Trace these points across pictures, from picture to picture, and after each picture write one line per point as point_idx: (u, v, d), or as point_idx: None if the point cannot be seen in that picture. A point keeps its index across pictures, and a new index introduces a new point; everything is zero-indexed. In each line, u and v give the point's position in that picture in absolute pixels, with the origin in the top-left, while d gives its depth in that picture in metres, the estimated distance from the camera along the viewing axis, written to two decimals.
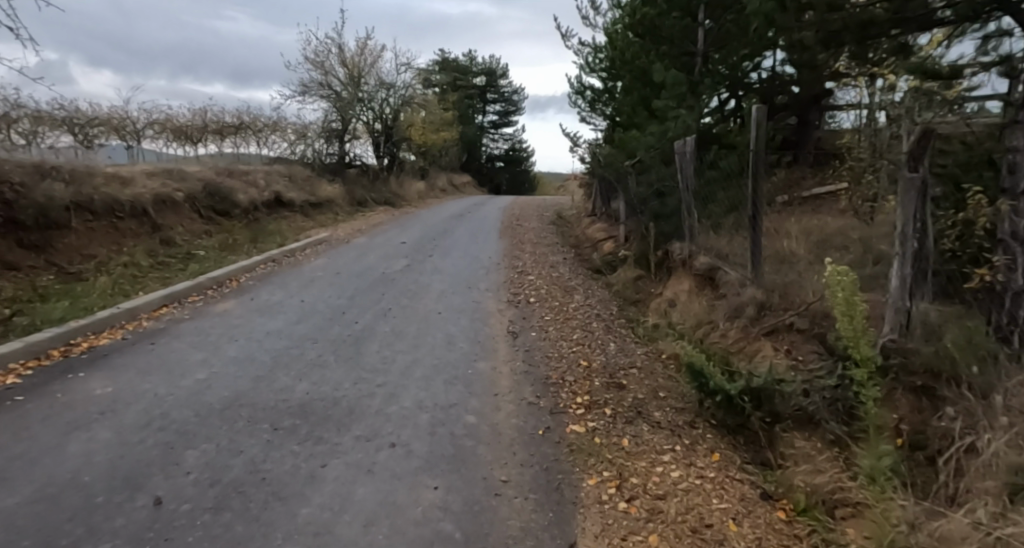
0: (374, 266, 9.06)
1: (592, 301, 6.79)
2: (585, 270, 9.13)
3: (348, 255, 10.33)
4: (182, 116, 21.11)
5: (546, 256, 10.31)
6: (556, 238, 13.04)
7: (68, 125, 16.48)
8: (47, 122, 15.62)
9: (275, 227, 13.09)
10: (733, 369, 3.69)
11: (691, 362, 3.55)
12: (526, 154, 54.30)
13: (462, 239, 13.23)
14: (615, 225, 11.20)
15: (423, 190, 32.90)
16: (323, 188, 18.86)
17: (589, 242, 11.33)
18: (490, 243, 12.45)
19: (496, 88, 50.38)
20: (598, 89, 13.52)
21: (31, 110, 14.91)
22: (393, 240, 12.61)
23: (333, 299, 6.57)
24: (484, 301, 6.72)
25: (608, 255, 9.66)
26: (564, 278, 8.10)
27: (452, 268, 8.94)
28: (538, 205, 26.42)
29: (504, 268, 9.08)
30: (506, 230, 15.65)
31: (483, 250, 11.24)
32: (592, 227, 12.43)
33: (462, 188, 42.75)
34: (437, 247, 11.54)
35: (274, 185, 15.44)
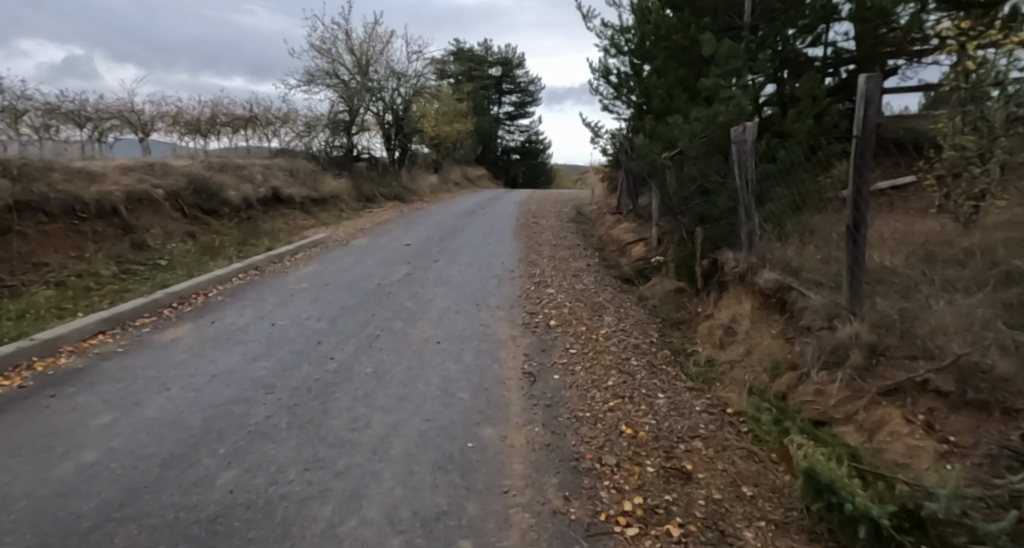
0: (370, 275, 7.89)
1: (627, 325, 5.56)
2: (612, 280, 7.89)
3: (343, 260, 9.18)
4: (189, 108, 20.38)
5: (567, 262, 9.07)
6: (577, 239, 11.79)
7: (71, 118, 15.86)
8: (53, 116, 15.08)
9: (270, 227, 12.12)
10: (873, 477, 2.41)
11: (817, 474, 2.30)
12: (543, 145, 52.78)
13: (473, 240, 12.03)
14: (645, 226, 9.90)
15: (436, 184, 31.79)
16: (328, 183, 17.94)
17: (615, 244, 10.08)
18: (503, 245, 11.23)
19: (512, 78, 48.91)
20: (626, 70, 12.10)
21: (39, 104, 14.41)
22: (397, 241, 11.47)
23: (311, 323, 5.42)
24: (494, 325, 5.51)
25: (639, 261, 8.41)
26: (590, 293, 6.87)
27: (458, 278, 7.75)
28: (554, 200, 25.14)
29: (518, 277, 7.86)
30: (521, 229, 14.40)
31: (496, 254, 10.02)
32: (616, 228, 11.16)
33: (477, 181, 41.57)
34: (444, 250, 10.35)
35: (272, 179, 14.50)
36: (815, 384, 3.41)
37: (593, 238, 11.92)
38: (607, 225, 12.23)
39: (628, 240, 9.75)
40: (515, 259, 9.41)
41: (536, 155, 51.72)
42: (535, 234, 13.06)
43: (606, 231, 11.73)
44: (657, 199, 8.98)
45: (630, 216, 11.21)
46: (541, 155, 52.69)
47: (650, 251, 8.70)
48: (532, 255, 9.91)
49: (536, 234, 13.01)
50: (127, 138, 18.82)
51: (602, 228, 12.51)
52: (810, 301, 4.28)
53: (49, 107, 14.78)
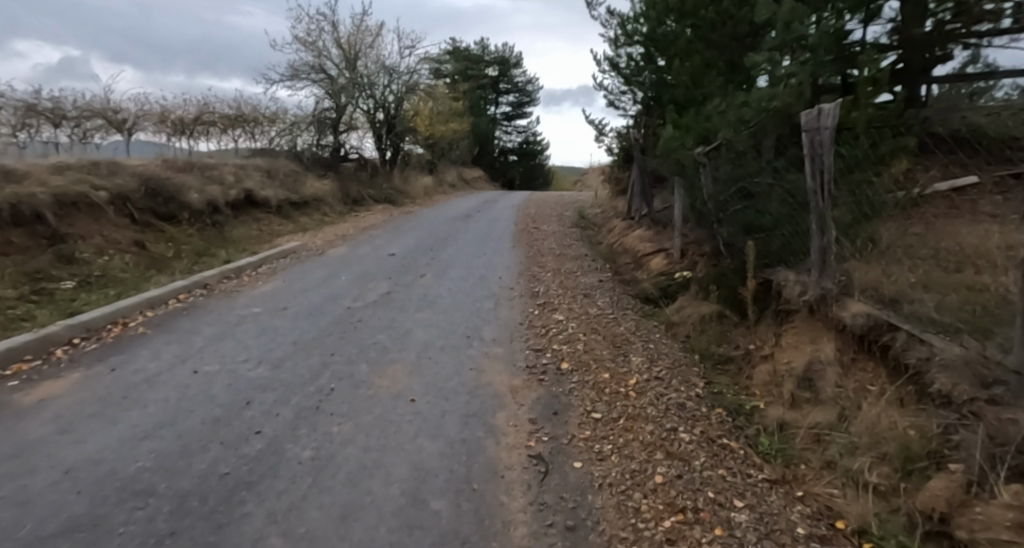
0: (341, 296, 6.61)
1: (661, 368, 4.31)
2: (630, 301, 6.62)
3: (312, 275, 7.89)
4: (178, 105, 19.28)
5: (574, 277, 7.81)
6: (584, 248, 10.53)
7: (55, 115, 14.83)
8: (30, 112, 14.05)
9: (237, 235, 10.88)
10: None
11: None
12: (541, 146, 51.50)
13: (467, 249, 10.77)
14: (665, 236, 8.65)
15: (430, 186, 30.59)
16: (311, 186, 16.72)
17: (630, 256, 8.83)
18: (501, 254, 9.97)
19: (509, 77, 47.75)
20: (640, 57, 10.75)
21: (12, 100, 13.35)
22: (380, 251, 10.19)
23: (248, 369, 4.13)
24: (489, 373, 4.23)
25: (664, 278, 7.14)
26: (607, 320, 5.60)
27: (447, 300, 6.48)
28: (552, 203, 23.95)
29: (519, 299, 6.58)
30: (520, 236, 13.13)
31: (493, 266, 8.76)
32: (628, 236, 9.90)
33: (473, 182, 40.37)
34: (432, 262, 9.09)
35: (246, 181, 13.27)
36: (999, 506, 2.13)
37: (602, 247, 10.67)
38: (616, 233, 10.99)
39: (644, 251, 8.49)
40: (514, 274, 8.14)
41: (533, 157, 50.42)
42: (535, 242, 11.79)
43: (616, 239, 10.48)
44: (682, 203, 7.73)
45: (645, 222, 9.97)
46: (539, 157, 51.47)
47: (675, 267, 7.45)
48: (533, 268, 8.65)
49: (536, 242, 11.74)
50: (112, 138, 17.64)
51: (611, 236, 11.27)
52: (937, 352, 3.00)
53: (23, 105, 13.72)
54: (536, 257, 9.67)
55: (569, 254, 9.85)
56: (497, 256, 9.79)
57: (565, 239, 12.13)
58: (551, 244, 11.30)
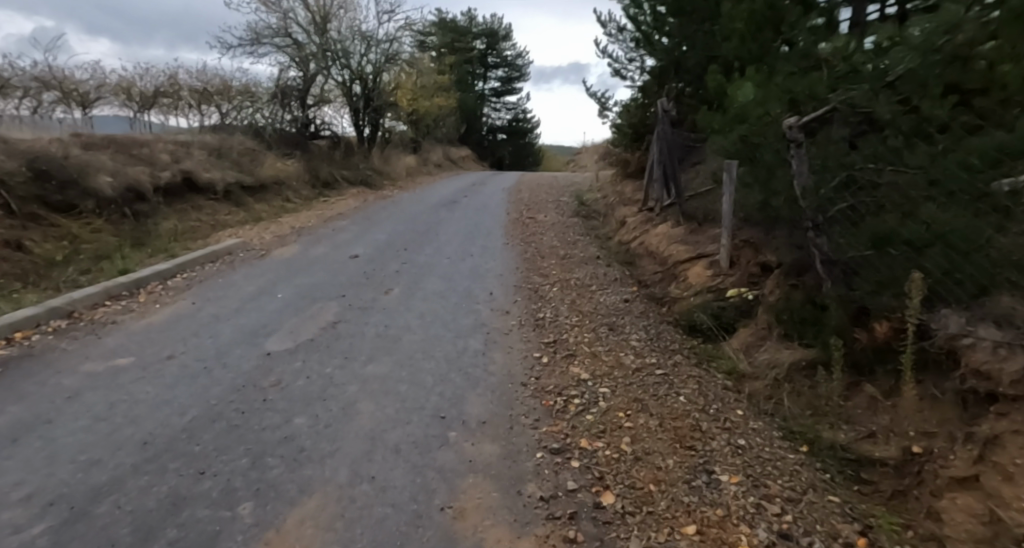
0: (266, 332, 4.63)
1: (779, 506, 2.43)
2: (674, 338, 4.75)
3: (240, 291, 5.90)
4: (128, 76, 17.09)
5: (589, 295, 5.93)
6: (593, 248, 8.66)
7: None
8: None
9: (163, 230, 8.90)
10: None
11: None
12: (531, 124, 49.09)
13: (448, 248, 8.83)
14: (701, 236, 6.79)
15: (413, 166, 28.41)
16: (272, 168, 14.67)
17: (657, 262, 6.96)
18: (491, 257, 8.03)
19: (497, 51, 45.20)
20: (661, 9, 8.78)
21: None
22: (341, 253, 8.20)
23: (15, 526, 2.18)
24: (475, 525, 2.32)
25: (717, 301, 5.34)
26: (655, 381, 3.72)
27: (416, 340, 4.55)
28: (546, 186, 22.01)
29: (519, 339, 4.66)
30: (514, 228, 11.18)
31: (482, 277, 6.82)
32: (648, 235, 8.05)
33: (460, 162, 38.15)
34: (405, 270, 7.12)
35: (185, 161, 11.20)
36: None
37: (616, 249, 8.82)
38: (631, 230, 9.14)
39: (675, 257, 6.64)
40: (508, 291, 6.22)
41: (523, 135, 48.12)
42: (532, 238, 9.89)
43: (631, 238, 8.64)
44: (731, 200, 5.88)
45: (669, 218, 8.10)
46: (529, 136, 49.20)
47: (725, 287, 5.62)
48: (533, 280, 6.75)
49: (533, 238, 9.83)
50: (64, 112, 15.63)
51: (623, 233, 9.41)
52: None
53: None
54: (534, 261, 7.76)
55: (577, 256, 7.98)
56: (486, 260, 7.84)
57: (568, 234, 10.25)
58: (552, 241, 9.41)
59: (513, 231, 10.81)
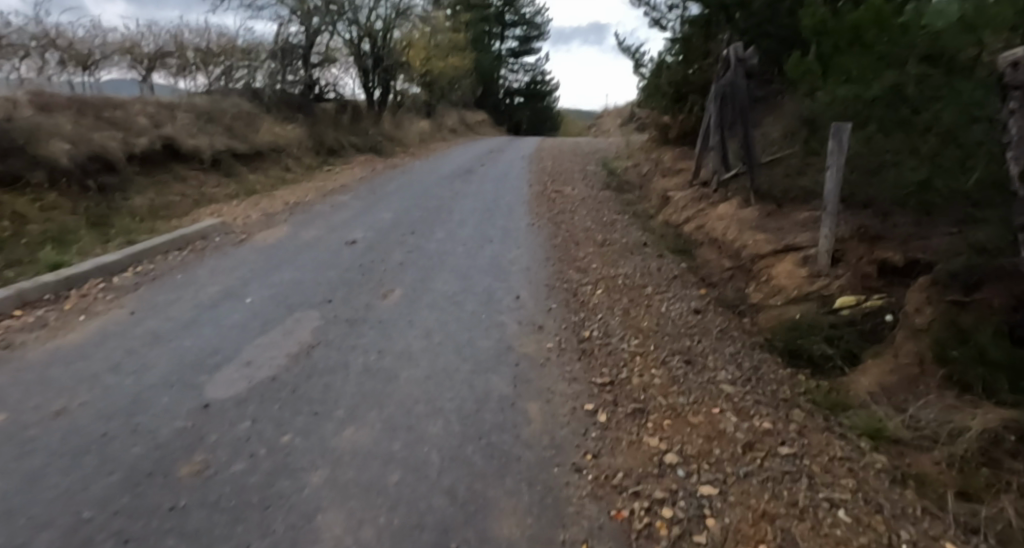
0: (214, 363, 3.39)
1: None
2: (777, 374, 3.39)
3: (201, 293, 4.66)
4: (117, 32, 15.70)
5: (645, 303, 4.57)
6: (638, 234, 7.25)
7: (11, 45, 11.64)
8: None
9: (134, 206, 7.69)
10: None
11: None
12: (551, 87, 46.77)
13: (465, 230, 7.49)
14: (782, 222, 5.36)
15: (426, 132, 26.83)
16: (271, 134, 13.36)
17: (724, 254, 5.56)
18: (515, 245, 6.69)
19: (515, 8, 42.69)
20: None
21: None
22: (337, 237, 6.92)
23: None
24: None
25: (822, 315, 3.96)
26: (784, 469, 2.41)
27: (418, 382, 3.26)
28: (570, 154, 20.37)
29: (562, 378, 3.38)
30: (538, 205, 9.77)
31: (505, 273, 5.50)
32: (706, 217, 6.60)
33: (477, 127, 36.37)
34: (411, 263, 5.82)
35: (166, 125, 9.91)
36: None
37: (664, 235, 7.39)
38: (680, 210, 7.68)
39: (750, 248, 5.22)
40: (541, 295, 4.90)
41: (542, 99, 45.87)
42: (561, 217, 8.49)
43: (683, 222, 7.19)
44: (838, 177, 4.42)
45: (732, 198, 6.64)
46: (547, 99, 46.92)
47: (830, 293, 4.22)
48: (570, 278, 5.40)
49: (563, 218, 8.43)
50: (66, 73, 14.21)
51: (670, 214, 7.95)
52: None
53: None
54: (568, 252, 6.39)
55: (620, 244, 6.60)
56: (509, 249, 6.49)
57: (603, 212, 8.82)
58: (586, 222, 8.01)
59: (538, 208, 9.39)
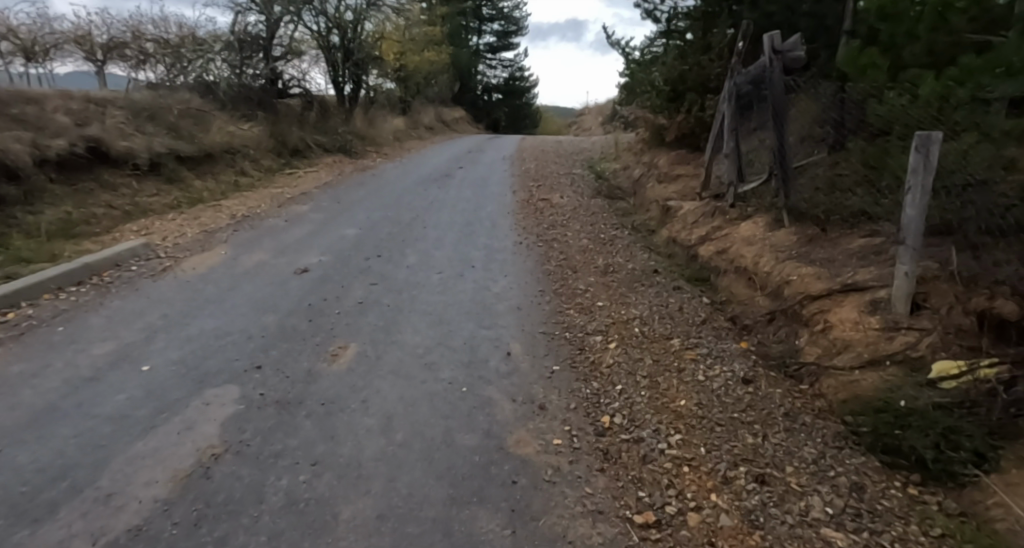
0: (49, 498, 2.20)
1: None
2: (890, 497, 2.37)
3: (83, 356, 3.45)
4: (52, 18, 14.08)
5: (676, 366, 3.53)
6: (644, 259, 6.21)
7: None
8: None
9: (39, 222, 6.39)
10: None
11: None
12: (530, 84, 45.63)
13: (440, 254, 6.38)
14: (830, 252, 4.39)
15: (400, 130, 25.51)
16: (224, 134, 12.00)
17: (759, 290, 4.57)
18: (501, 275, 5.62)
19: (493, 2, 41.44)
20: None
21: None
22: (287, 263, 5.75)
23: None
24: None
25: (922, 386, 2.96)
26: None
27: (366, 531, 2.15)
28: (553, 154, 19.33)
29: (583, 513, 2.30)
30: (525, 217, 8.70)
31: (493, 319, 4.42)
32: (728, 240, 5.59)
33: (455, 125, 35.10)
34: (374, 303, 4.70)
35: (92, 124, 8.56)
36: None
37: (674, 258, 6.37)
38: (691, 229, 6.66)
39: (797, 287, 4.21)
40: (538, 354, 3.83)
41: (521, 96, 44.79)
42: (553, 235, 7.42)
43: (696, 244, 6.17)
44: (924, 201, 3.43)
45: (758, 218, 5.64)
46: (527, 96, 45.84)
47: (921, 356, 3.21)
48: (572, 325, 4.34)
49: (555, 236, 7.37)
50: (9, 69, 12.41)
51: (678, 233, 6.93)
52: None
53: None
54: (566, 284, 5.34)
55: (627, 274, 5.56)
56: (494, 281, 5.42)
57: (599, 229, 7.78)
58: (581, 242, 6.95)
59: (524, 221, 8.31)
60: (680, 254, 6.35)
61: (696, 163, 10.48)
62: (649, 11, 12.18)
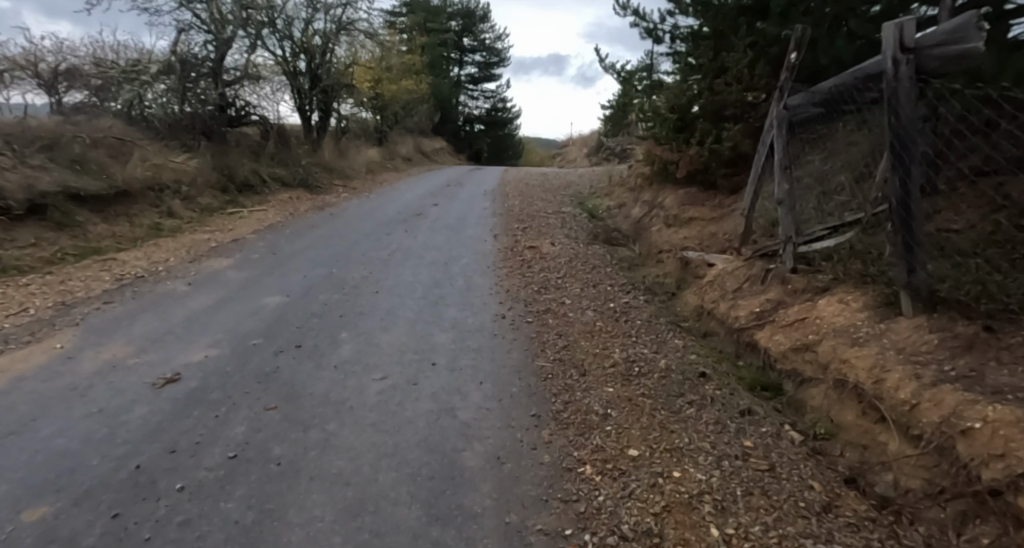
0: None
1: None
2: None
3: None
4: None
5: None
6: (677, 351, 4.39)
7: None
8: None
9: None
10: None
11: None
12: (512, 115, 44.58)
13: (390, 343, 4.51)
14: (1015, 372, 2.62)
15: (374, 162, 23.86)
16: (148, 167, 10.18)
17: (895, 434, 2.78)
18: (474, 387, 3.77)
19: (474, 34, 40.65)
20: None
21: None
22: (151, 364, 3.82)
23: None
24: None
25: None
26: None
27: None
28: (538, 189, 17.72)
29: None
30: (509, 275, 6.90)
31: (457, 502, 2.54)
32: (807, 330, 3.81)
33: (435, 156, 33.67)
34: (258, 458, 2.80)
35: None
36: None
37: (719, 348, 4.56)
38: (737, 305, 4.88)
39: (981, 445, 2.35)
40: None
41: (503, 127, 43.69)
42: (546, 306, 5.61)
43: (752, 330, 4.38)
44: None
45: (847, 298, 3.87)
46: (509, 128, 44.79)
47: None
48: (594, 516, 2.47)
49: (549, 308, 5.55)
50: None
51: (717, 307, 5.15)
52: None
53: None
54: (572, 408, 3.48)
55: (662, 387, 3.72)
56: (462, 400, 3.56)
57: (606, 294, 5.99)
58: (585, 320, 5.13)
59: (507, 283, 6.50)
60: (727, 344, 4.56)
61: (710, 206, 8.86)
62: (657, 35, 10.99)
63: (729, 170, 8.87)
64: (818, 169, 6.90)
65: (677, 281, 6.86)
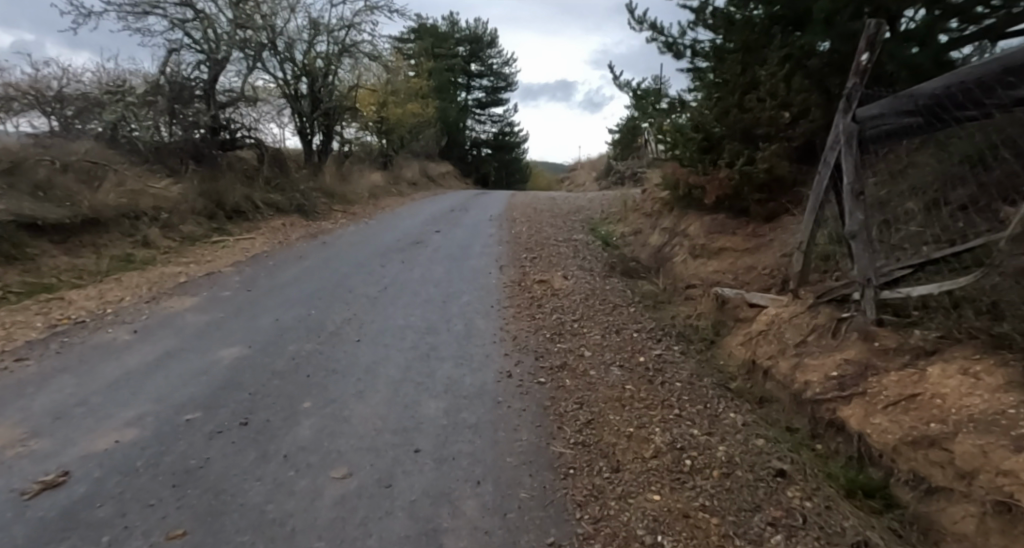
0: None
1: None
2: None
3: None
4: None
5: None
6: (736, 430, 3.37)
7: None
8: None
9: None
10: None
11: None
12: (519, 139, 44.07)
13: (364, 418, 3.52)
14: None
15: (378, 187, 23.15)
16: (123, 193, 9.43)
17: None
18: (469, 491, 2.76)
19: (481, 59, 40.47)
20: None
21: None
22: (34, 458, 2.85)
23: None
24: None
25: None
26: None
27: None
28: (548, 214, 16.82)
29: None
30: (518, 318, 5.91)
31: None
32: (923, 415, 2.77)
33: (442, 180, 33.05)
34: None
35: None
36: None
37: (790, 428, 3.51)
38: (807, 368, 3.82)
39: None
40: None
41: (511, 151, 43.18)
42: (562, 361, 4.61)
43: (836, 405, 3.32)
44: None
45: (974, 368, 2.83)
46: (517, 151, 44.24)
47: None
48: None
49: (566, 364, 4.54)
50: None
51: (778, 367, 4.10)
52: None
53: None
54: (606, 532, 2.46)
55: (729, 496, 2.68)
56: (449, 517, 2.55)
57: (633, 344, 4.98)
58: (612, 383, 4.11)
59: (515, 329, 5.50)
60: (800, 423, 3.51)
61: (743, 235, 7.86)
62: (678, 50, 10.20)
63: (763, 195, 7.88)
64: (878, 193, 5.89)
65: (715, 327, 5.81)
